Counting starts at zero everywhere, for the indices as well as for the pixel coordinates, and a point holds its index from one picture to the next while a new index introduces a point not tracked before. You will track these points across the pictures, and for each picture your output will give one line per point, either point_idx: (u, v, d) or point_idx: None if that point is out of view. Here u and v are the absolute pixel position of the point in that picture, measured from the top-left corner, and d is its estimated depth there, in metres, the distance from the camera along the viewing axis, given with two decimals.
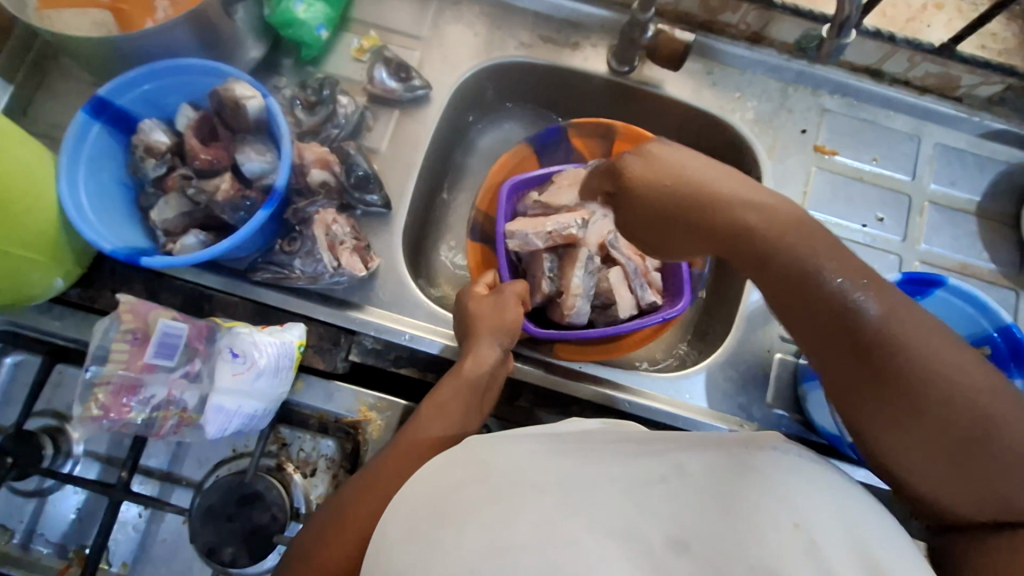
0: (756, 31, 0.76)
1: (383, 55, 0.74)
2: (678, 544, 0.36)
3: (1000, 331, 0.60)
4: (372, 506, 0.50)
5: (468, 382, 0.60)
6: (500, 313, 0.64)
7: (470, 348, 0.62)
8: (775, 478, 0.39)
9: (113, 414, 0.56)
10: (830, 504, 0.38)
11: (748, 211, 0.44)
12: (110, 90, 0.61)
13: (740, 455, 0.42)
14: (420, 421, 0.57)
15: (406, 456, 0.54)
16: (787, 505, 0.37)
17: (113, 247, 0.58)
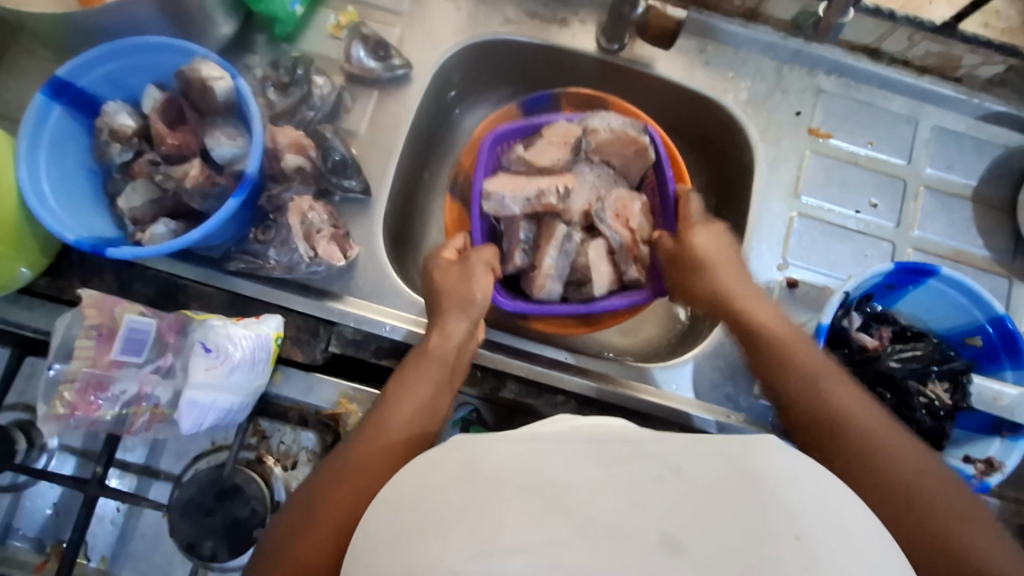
0: (752, 8, 0.73)
1: (360, 33, 0.70)
2: (672, 543, 0.33)
3: (993, 322, 0.59)
4: (343, 498, 0.48)
5: (437, 360, 0.59)
6: (466, 282, 0.62)
7: (436, 322, 0.61)
8: (757, 473, 0.37)
9: (80, 413, 0.55)
10: (816, 502, 0.36)
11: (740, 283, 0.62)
12: (69, 71, 0.57)
13: (736, 456, 0.39)
14: (389, 403, 0.56)
15: (377, 445, 0.52)
16: (788, 516, 0.34)
17: (77, 238, 0.56)
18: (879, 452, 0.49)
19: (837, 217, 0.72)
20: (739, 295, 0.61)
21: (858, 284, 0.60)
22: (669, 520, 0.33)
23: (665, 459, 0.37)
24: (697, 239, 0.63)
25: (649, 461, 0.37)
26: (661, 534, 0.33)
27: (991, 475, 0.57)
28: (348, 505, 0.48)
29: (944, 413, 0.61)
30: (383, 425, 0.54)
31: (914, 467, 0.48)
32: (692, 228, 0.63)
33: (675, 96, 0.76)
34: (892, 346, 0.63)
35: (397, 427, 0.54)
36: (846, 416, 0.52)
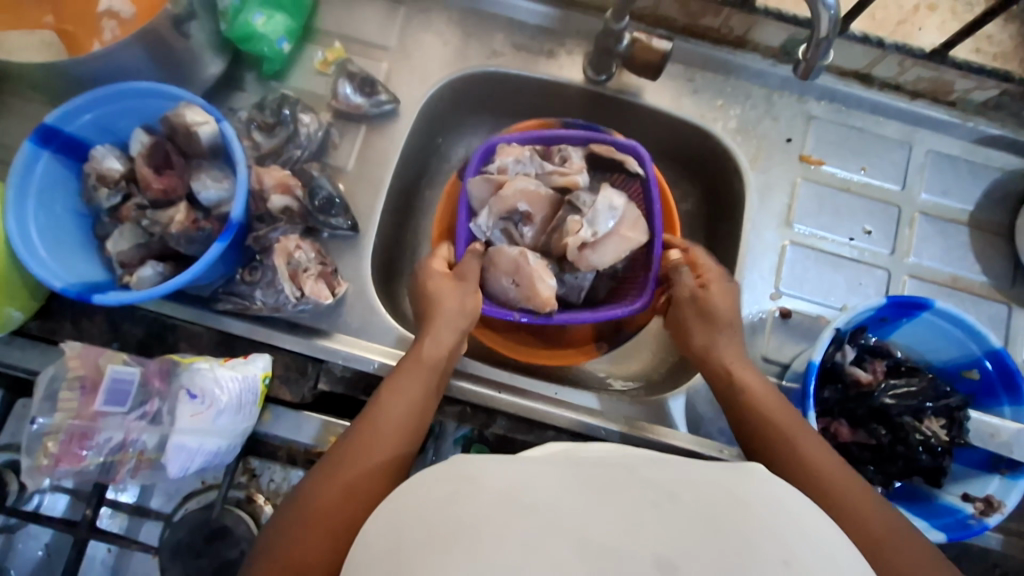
0: (739, 36, 0.72)
1: (347, 70, 0.71)
2: (667, 564, 0.31)
3: (990, 356, 0.58)
4: (335, 497, 0.49)
5: (428, 365, 0.57)
6: (461, 298, 0.61)
7: (429, 329, 0.59)
8: (745, 496, 0.36)
9: (65, 463, 0.56)
10: (805, 529, 0.35)
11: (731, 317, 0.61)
12: (56, 118, 0.58)
13: (727, 484, 0.37)
14: (381, 405, 0.55)
15: (364, 449, 0.52)
16: (777, 539, 0.33)
17: (64, 286, 0.56)
18: (850, 499, 0.49)
19: (831, 244, 0.71)
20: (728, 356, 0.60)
21: (851, 318, 0.59)
22: (666, 542, 0.32)
23: (661, 484, 0.36)
24: (715, 298, 0.61)
25: (644, 486, 0.36)
26: (656, 559, 0.31)
27: (989, 515, 0.55)
28: (339, 505, 0.48)
29: (942, 448, 0.59)
30: (377, 430, 0.53)
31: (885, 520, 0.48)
32: (711, 290, 0.62)
33: (664, 125, 0.75)
34: (885, 380, 0.62)
35: (387, 432, 0.53)
36: (827, 479, 0.51)
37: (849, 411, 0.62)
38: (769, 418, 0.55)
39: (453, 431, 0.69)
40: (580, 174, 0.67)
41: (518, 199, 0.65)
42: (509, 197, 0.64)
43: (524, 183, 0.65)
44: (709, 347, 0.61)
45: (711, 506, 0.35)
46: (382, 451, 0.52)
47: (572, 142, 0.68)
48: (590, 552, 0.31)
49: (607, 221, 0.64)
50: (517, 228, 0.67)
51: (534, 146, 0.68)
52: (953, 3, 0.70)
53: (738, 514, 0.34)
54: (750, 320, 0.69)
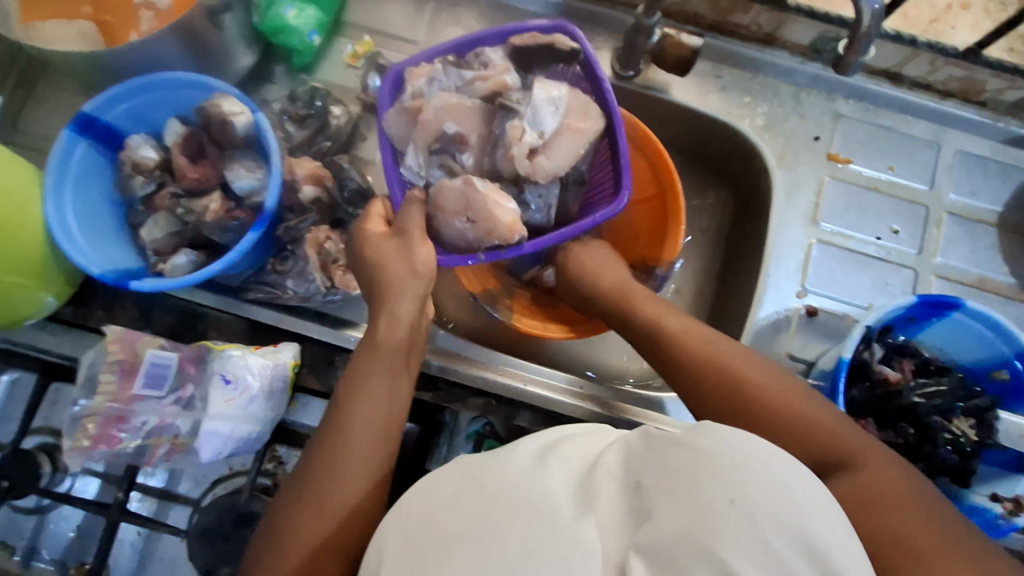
0: (768, 33, 0.72)
1: (377, 63, 0.71)
2: (649, 548, 0.29)
3: (1020, 356, 0.57)
4: (320, 507, 0.48)
5: (388, 348, 0.55)
6: (408, 255, 0.56)
7: (381, 309, 0.56)
8: (707, 438, 0.34)
9: (104, 445, 0.57)
10: (798, 491, 0.32)
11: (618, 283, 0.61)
12: (95, 107, 0.59)
13: (688, 429, 0.35)
14: (347, 404, 0.52)
15: (340, 452, 0.50)
16: (725, 482, 0.31)
17: (101, 272, 0.57)
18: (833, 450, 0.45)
19: (857, 243, 0.71)
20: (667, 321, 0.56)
21: (880, 317, 0.59)
22: (644, 523, 0.30)
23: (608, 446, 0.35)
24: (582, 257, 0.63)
25: (624, 466, 0.33)
26: (637, 543, 0.29)
27: (1018, 514, 0.55)
28: (335, 513, 0.48)
29: (971, 448, 0.59)
30: (344, 427, 0.51)
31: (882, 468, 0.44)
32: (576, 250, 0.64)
33: (690, 121, 0.75)
34: (913, 379, 0.62)
35: (356, 429, 0.51)
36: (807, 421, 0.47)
37: (878, 410, 0.61)
38: (745, 383, 0.50)
39: (466, 424, 0.69)
40: (508, 74, 0.59)
41: (443, 119, 0.58)
42: (427, 121, 0.57)
43: (442, 99, 0.58)
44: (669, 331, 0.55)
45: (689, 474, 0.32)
46: (359, 450, 0.50)
47: (489, 42, 0.60)
48: (585, 546, 0.30)
49: (541, 117, 0.57)
50: (453, 149, 0.60)
51: (446, 57, 0.60)
52: (986, 3, 0.70)
53: (718, 479, 0.31)
54: (775, 317, 0.69)
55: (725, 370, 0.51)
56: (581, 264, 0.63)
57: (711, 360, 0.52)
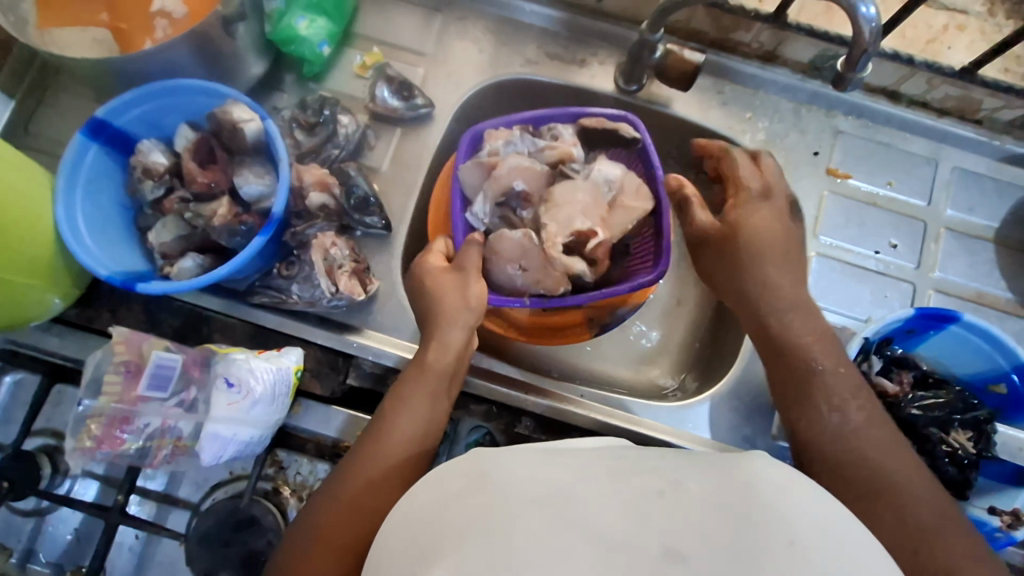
0: (769, 50, 0.74)
1: (385, 74, 0.72)
2: (675, 553, 0.31)
3: (1018, 370, 0.58)
4: (344, 515, 0.50)
5: (434, 373, 0.57)
6: (464, 289, 0.59)
7: (434, 334, 0.58)
8: (753, 481, 0.36)
9: (106, 446, 0.57)
10: (823, 515, 0.35)
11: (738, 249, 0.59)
12: (108, 112, 0.60)
13: (733, 470, 0.38)
14: (388, 419, 0.55)
15: (376, 465, 0.52)
16: (781, 521, 0.33)
17: (109, 274, 0.57)
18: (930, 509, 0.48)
19: (856, 257, 0.72)
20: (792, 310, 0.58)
21: (879, 329, 0.60)
22: (674, 529, 0.32)
23: (664, 472, 0.36)
24: (748, 217, 0.60)
25: (648, 475, 0.36)
26: (664, 547, 0.32)
27: (1017, 528, 0.55)
28: (351, 528, 0.49)
29: (969, 461, 0.59)
30: (383, 442, 0.53)
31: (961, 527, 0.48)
32: (748, 209, 0.60)
33: (690, 134, 0.76)
34: (912, 392, 0.63)
35: (391, 449, 0.53)
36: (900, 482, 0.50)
37: None
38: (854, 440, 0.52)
39: (466, 434, 0.67)
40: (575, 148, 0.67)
41: (513, 178, 0.64)
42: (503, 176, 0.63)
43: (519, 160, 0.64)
44: (771, 304, 0.58)
45: (721, 495, 0.35)
46: (390, 468, 0.52)
47: (560, 120, 0.68)
48: (601, 543, 0.32)
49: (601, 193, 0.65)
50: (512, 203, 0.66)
51: (523, 126, 0.67)
52: (981, 24, 0.72)
53: (744, 499, 0.35)
54: None
55: (824, 389, 0.54)
56: (754, 228, 0.59)
57: (825, 395, 0.54)
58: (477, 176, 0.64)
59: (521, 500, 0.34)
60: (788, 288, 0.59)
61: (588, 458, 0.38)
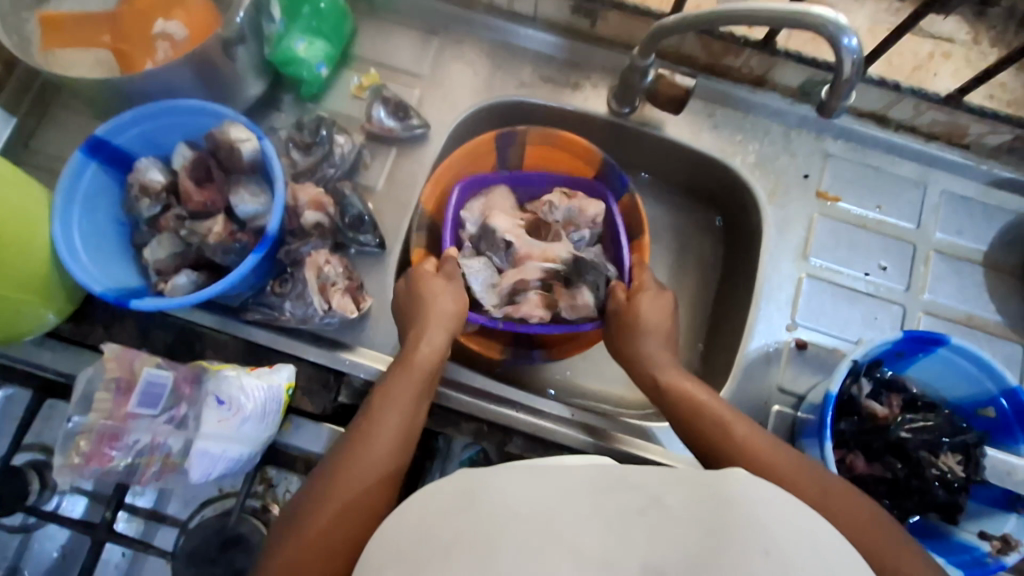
0: (760, 75, 0.75)
1: (382, 95, 0.74)
2: (654, 570, 0.31)
3: (1006, 394, 0.58)
4: (334, 511, 0.48)
5: (418, 369, 0.57)
6: (446, 303, 0.62)
7: (419, 336, 0.60)
8: (727, 496, 0.36)
9: (95, 463, 0.57)
10: (795, 524, 0.35)
11: (643, 324, 0.63)
12: (106, 131, 0.61)
13: (706, 484, 0.37)
14: (374, 415, 0.54)
15: (364, 459, 0.51)
16: (759, 532, 0.33)
17: (103, 290, 0.58)
18: (848, 519, 0.49)
19: (846, 279, 0.73)
20: (678, 377, 0.60)
21: (868, 351, 0.60)
22: (654, 545, 0.32)
23: (644, 489, 0.36)
24: (643, 306, 0.64)
25: (628, 492, 0.36)
26: (644, 564, 0.31)
27: (1006, 553, 0.55)
28: (343, 521, 0.48)
29: (958, 485, 0.59)
30: (372, 439, 0.53)
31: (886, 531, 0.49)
32: (647, 293, 0.65)
33: (681, 156, 0.77)
34: (902, 415, 0.63)
35: (381, 446, 0.52)
36: (821, 496, 0.51)
37: (866, 444, 0.62)
38: (767, 463, 0.53)
39: (460, 451, 0.69)
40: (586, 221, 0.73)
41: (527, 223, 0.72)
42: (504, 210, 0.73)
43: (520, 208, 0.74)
44: (664, 371, 0.61)
45: (702, 512, 0.34)
46: (378, 464, 0.51)
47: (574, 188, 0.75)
48: (582, 560, 0.32)
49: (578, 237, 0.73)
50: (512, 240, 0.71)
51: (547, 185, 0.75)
52: (967, 52, 0.73)
53: (727, 512, 0.34)
54: (765, 349, 0.70)
55: (715, 418, 0.56)
56: (648, 314, 0.64)
57: (726, 433, 0.55)
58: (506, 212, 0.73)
59: (504, 517, 0.34)
60: (671, 366, 0.61)
61: (567, 476, 0.38)
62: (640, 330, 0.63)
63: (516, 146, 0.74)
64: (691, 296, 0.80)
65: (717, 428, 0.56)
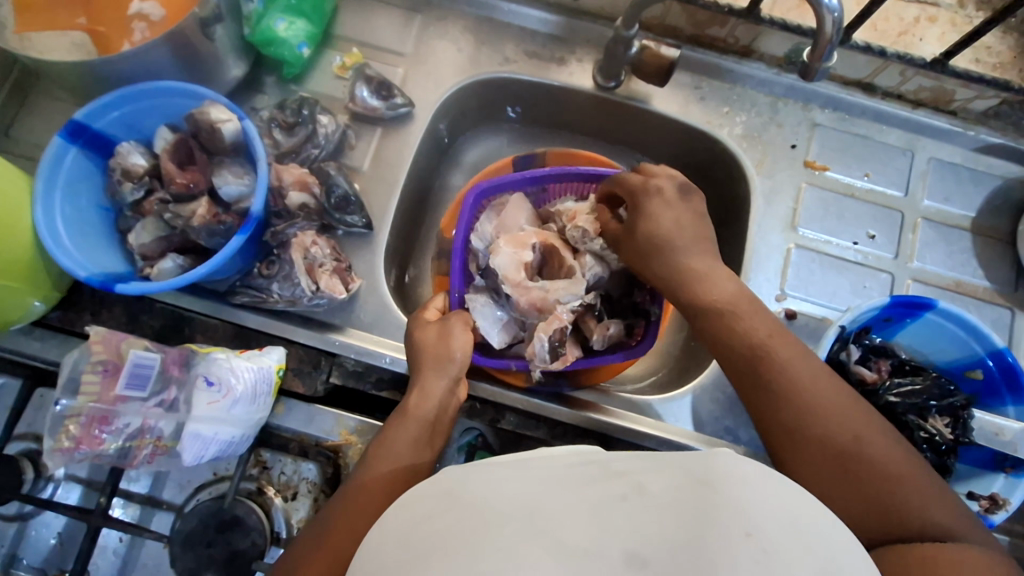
0: (745, 45, 0.74)
1: (364, 74, 0.73)
2: (638, 559, 0.31)
3: (993, 356, 0.59)
4: (318, 557, 0.49)
5: (416, 421, 0.58)
6: (444, 342, 0.61)
7: (416, 382, 0.60)
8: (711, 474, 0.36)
9: (85, 446, 0.57)
10: (785, 511, 0.34)
11: (654, 236, 0.58)
12: (85, 114, 0.60)
13: (691, 466, 0.37)
14: (369, 463, 0.55)
15: (350, 509, 0.51)
16: (741, 513, 0.33)
17: (87, 275, 0.58)
18: (867, 499, 0.47)
19: (834, 248, 0.73)
20: (758, 329, 0.54)
21: (856, 317, 0.60)
22: (635, 534, 0.32)
23: (628, 477, 0.36)
24: (654, 215, 0.58)
25: (612, 481, 0.35)
26: (626, 552, 0.31)
27: (995, 512, 0.57)
28: (324, 564, 0.48)
29: (946, 446, 0.60)
30: (359, 487, 0.53)
31: (936, 508, 0.47)
32: (648, 206, 0.58)
33: (669, 129, 0.77)
34: (889, 379, 0.63)
35: (370, 493, 0.52)
36: (859, 449, 0.49)
37: None
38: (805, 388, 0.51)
39: (457, 436, 0.67)
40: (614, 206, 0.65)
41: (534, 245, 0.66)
42: (516, 231, 0.68)
43: (534, 230, 0.68)
44: (734, 317, 0.55)
45: (682, 491, 0.34)
46: (363, 510, 0.51)
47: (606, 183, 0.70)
48: (565, 546, 0.31)
49: (595, 269, 0.66)
50: (518, 261, 0.65)
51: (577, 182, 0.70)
52: (952, 16, 0.73)
53: (708, 496, 0.34)
54: None
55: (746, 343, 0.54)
56: (659, 223, 0.58)
57: (788, 344, 0.54)
58: (504, 237, 0.66)
59: (491, 509, 0.34)
60: (755, 315, 0.55)
61: (551, 469, 0.38)
62: (679, 245, 0.57)
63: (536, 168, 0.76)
64: None
65: (772, 391, 0.52)
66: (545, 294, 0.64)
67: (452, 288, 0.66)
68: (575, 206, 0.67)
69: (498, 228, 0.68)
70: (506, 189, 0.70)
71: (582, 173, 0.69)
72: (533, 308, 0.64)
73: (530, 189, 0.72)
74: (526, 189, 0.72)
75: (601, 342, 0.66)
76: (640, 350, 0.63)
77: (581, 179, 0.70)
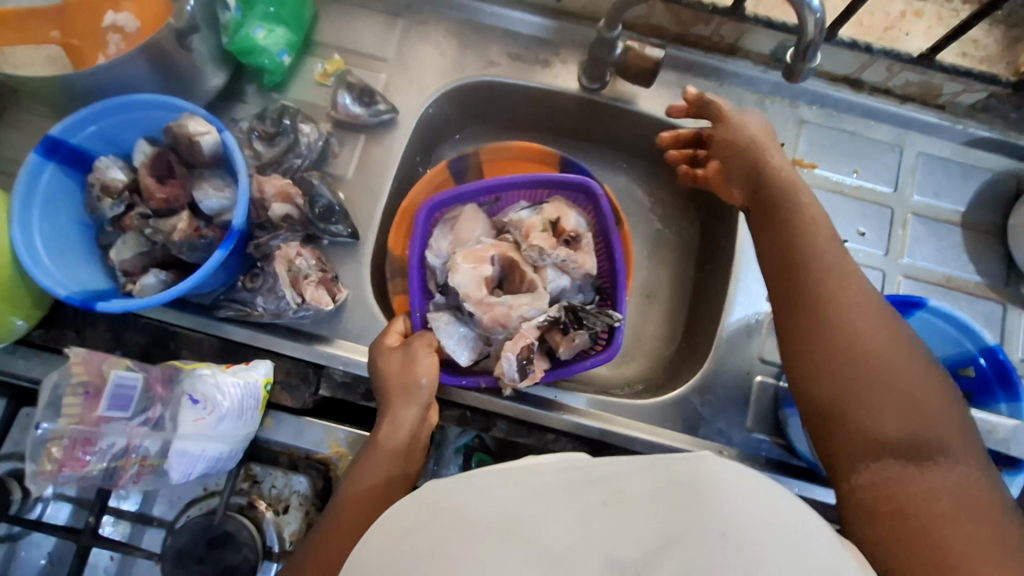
0: (731, 43, 0.74)
1: (346, 81, 0.72)
2: (617, 564, 0.30)
3: (985, 353, 0.58)
4: None
5: (388, 453, 0.57)
6: (409, 369, 0.60)
7: (384, 414, 0.59)
8: (698, 474, 0.34)
9: (68, 469, 0.56)
10: (769, 513, 0.33)
11: (767, 167, 0.61)
12: (61, 130, 0.59)
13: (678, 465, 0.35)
14: (342, 498, 0.55)
15: (326, 546, 0.50)
16: (722, 518, 0.32)
17: (68, 294, 0.56)
18: (883, 499, 0.44)
19: None
20: (831, 283, 0.52)
21: None
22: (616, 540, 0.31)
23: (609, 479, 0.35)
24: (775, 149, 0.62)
25: (595, 485, 0.35)
26: (606, 558, 0.31)
27: None
28: None
29: None
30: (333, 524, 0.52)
31: (966, 525, 0.40)
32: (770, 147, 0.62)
33: (656, 130, 0.76)
34: None
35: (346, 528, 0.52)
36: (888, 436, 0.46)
37: None
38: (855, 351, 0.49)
39: (454, 438, 0.69)
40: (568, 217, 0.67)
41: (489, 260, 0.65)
42: (472, 244, 0.67)
43: (490, 242, 0.67)
44: (819, 281, 0.53)
45: None
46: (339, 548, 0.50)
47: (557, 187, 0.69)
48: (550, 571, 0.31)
49: (557, 281, 0.67)
50: (478, 278, 0.64)
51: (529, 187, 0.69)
52: (939, 9, 0.72)
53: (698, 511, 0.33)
54: (746, 320, 0.70)
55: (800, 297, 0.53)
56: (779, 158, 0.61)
57: (859, 305, 0.51)
58: (460, 252, 0.65)
59: (474, 518, 0.34)
60: (842, 286, 0.52)
61: (539, 476, 0.37)
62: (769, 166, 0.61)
63: (469, 169, 0.76)
64: (671, 272, 0.81)
65: (811, 347, 0.51)
66: (508, 311, 0.63)
67: (412, 308, 0.65)
68: (529, 219, 0.67)
69: (453, 243, 0.68)
70: (459, 200, 0.69)
71: (535, 180, 0.68)
72: (498, 324, 0.63)
73: (482, 199, 0.71)
74: (479, 200, 0.70)
75: (567, 352, 0.64)
76: (610, 357, 0.61)
77: (532, 183, 0.69)
